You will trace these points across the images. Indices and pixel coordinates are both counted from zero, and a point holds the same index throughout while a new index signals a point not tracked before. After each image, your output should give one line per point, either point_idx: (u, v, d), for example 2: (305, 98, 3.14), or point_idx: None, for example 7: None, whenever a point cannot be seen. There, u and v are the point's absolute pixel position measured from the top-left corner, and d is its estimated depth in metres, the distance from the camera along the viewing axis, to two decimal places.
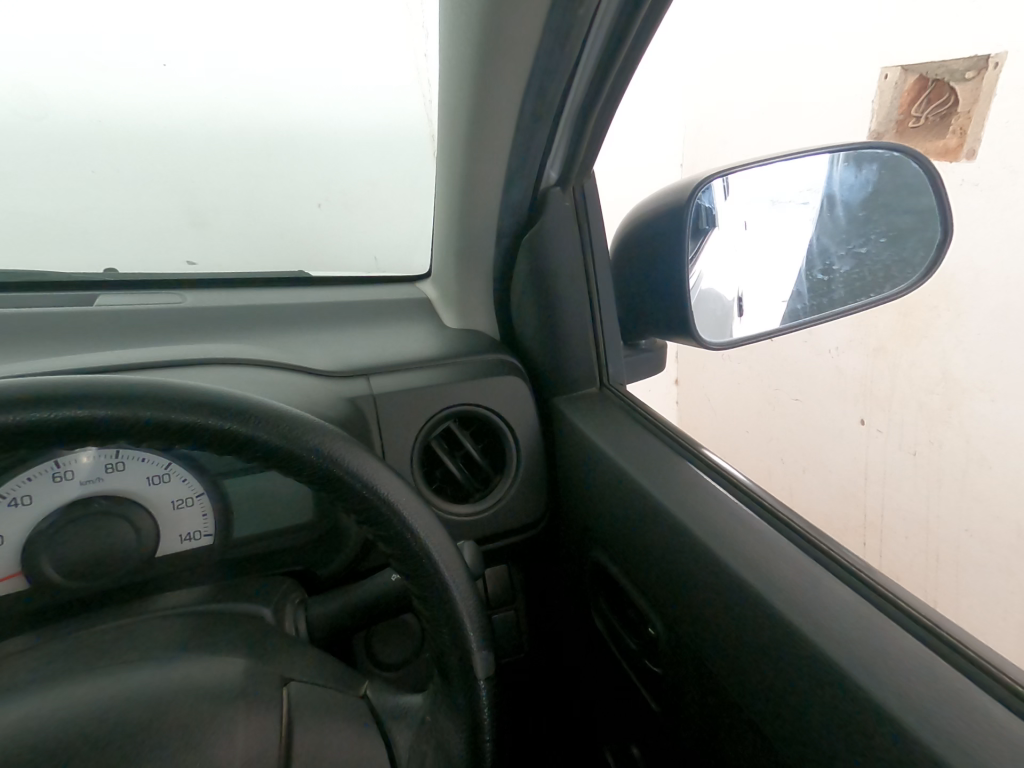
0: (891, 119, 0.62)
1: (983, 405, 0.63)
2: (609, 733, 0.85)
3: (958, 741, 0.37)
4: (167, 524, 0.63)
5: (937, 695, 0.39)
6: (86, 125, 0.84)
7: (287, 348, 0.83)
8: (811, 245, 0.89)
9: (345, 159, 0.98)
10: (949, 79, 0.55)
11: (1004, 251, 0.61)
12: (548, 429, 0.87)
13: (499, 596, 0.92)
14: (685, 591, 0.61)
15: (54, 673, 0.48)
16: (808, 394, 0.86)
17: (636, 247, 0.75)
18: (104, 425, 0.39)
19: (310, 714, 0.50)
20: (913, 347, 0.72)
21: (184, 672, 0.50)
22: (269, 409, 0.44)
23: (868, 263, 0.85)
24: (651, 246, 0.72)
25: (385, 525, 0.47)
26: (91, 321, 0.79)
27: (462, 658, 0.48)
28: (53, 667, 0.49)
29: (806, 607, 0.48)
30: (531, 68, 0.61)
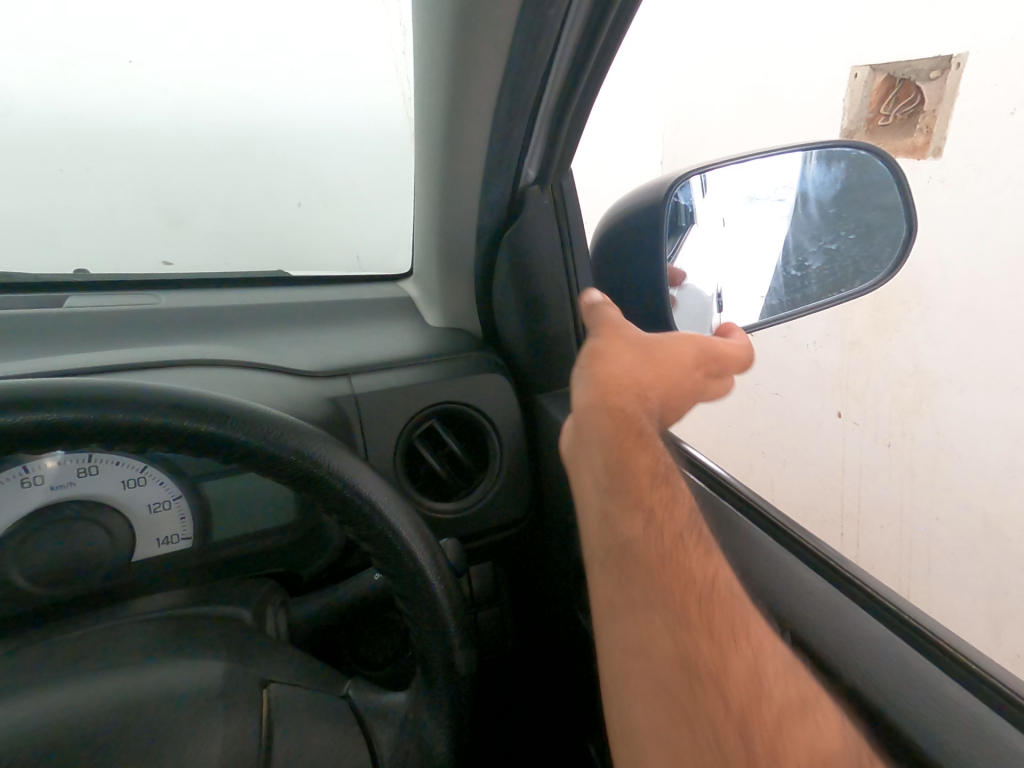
0: (861, 117, 0.66)
1: (953, 396, 0.68)
2: (590, 724, 0.85)
3: (925, 711, 0.41)
4: (142, 528, 0.61)
5: (903, 671, 0.44)
6: (53, 121, 0.80)
7: (266, 349, 0.81)
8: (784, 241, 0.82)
9: (319, 155, 0.95)
10: (916, 79, 0.60)
11: (971, 246, 0.65)
12: (530, 425, 0.87)
13: (482, 593, 0.91)
14: None
15: (26, 681, 0.47)
16: (788, 387, 0.88)
17: (612, 247, 0.76)
18: (76, 428, 0.38)
19: (292, 714, 0.50)
20: (886, 341, 0.76)
21: (161, 675, 0.49)
22: (245, 409, 0.44)
23: (831, 257, 0.83)
24: (628, 246, 0.73)
25: (367, 525, 0.47)
26: (62, 323, 0.77)
27: (443, 655, 0.49)
28: (25, 674, 0.47)
29: (772, 587, 0.55)
30: (508, 66, 0.61)
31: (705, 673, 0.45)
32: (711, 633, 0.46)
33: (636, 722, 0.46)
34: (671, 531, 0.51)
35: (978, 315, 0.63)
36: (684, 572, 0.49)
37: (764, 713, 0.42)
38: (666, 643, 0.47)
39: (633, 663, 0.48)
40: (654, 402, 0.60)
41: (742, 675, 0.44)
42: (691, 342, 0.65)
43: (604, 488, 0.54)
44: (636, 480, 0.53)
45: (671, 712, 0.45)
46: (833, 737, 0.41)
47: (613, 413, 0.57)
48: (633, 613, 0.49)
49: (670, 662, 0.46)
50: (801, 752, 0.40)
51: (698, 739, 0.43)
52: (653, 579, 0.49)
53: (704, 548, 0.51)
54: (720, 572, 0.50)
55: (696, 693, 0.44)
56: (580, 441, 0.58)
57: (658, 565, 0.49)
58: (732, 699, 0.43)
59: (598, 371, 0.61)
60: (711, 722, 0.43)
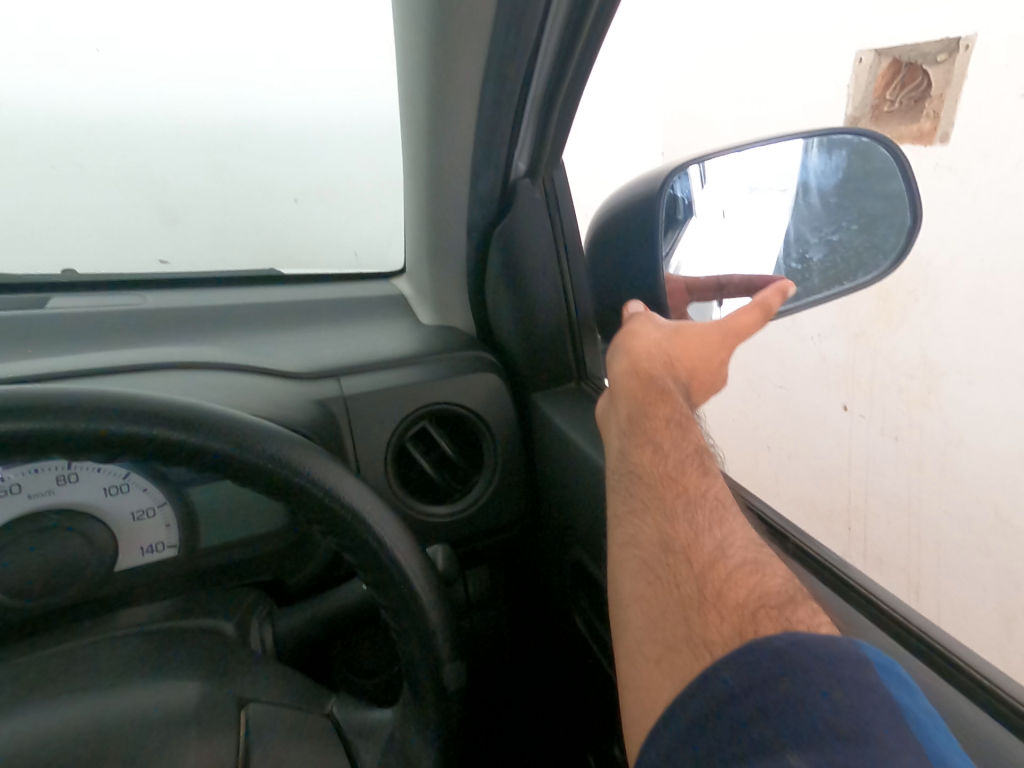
0: (867, 102, 0.63)
1: (963, 386, 0.66)
2: (591, 733, 0.83)
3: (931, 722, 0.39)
4: (126, 536, 0.60)
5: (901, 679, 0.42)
6: (33, 117, 0.78)
7: (253, 350, 0.79)
8: (786, 231, 0.75)
9: (312, 151, 0.92)
10: (922, 63, 0.58)
11: (979, 233, 0.63)
12: (526, 425, 0.85)
13: (478, 599, 0.89)
14: None
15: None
16: (791, 380, 0.85)
17: (601, 245, 0.73)
18: (38, 439, 0.36)
19: (269, 735, 0.49)
20: (894, 330, 0.74)
21: (137, 697, 0.48)
22: (216, 415, 0.41)
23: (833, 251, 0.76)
24: (618, 247, 0.71)
25: (351, 535, 0.45)
26: (45, 324, 0.76)
27: (430, 670, 0.47)
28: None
29: None
30: (497, 49, 0.59)
31: (675, 545, 0.42)
32: (690, 517, 0.44)
33: (619, 606, 0.44)
34: (673, 455, 0.50)
35: (988, 301, 0.62)
36: (676, 480, 0.47)
37: (722, 569, 0.39)
38: (647, 530, 0.45)
39: (622, 554, 0.46)
40: (680, 374, 0.61)
41: (709, 543, 0.41)
42: (728, 327, 0.62)
43: (624, 434, 0.57)
44: (651, 423, 0.55)
45: (645, 587, 0.42)
46: (789, 587, 0.37)
47: (638, 375, 0.60)
48: (629, 518, 0.48)
49: (648, 542, 0.44)
50: (751, 594, 0.37)
51: (663, 601, 0.40)
52: (648, 489, 0.49)
53: (703, 467, 0.48)
54: (716, 483, 0.47)
55: (665, 567, 0.42)
56: (613, 402, 0.62)
57: (653, 477, 0.49)
58: (695, 561, 0.40)
59: (628, 344, 0.63)
60: (674, 581, 0.41)
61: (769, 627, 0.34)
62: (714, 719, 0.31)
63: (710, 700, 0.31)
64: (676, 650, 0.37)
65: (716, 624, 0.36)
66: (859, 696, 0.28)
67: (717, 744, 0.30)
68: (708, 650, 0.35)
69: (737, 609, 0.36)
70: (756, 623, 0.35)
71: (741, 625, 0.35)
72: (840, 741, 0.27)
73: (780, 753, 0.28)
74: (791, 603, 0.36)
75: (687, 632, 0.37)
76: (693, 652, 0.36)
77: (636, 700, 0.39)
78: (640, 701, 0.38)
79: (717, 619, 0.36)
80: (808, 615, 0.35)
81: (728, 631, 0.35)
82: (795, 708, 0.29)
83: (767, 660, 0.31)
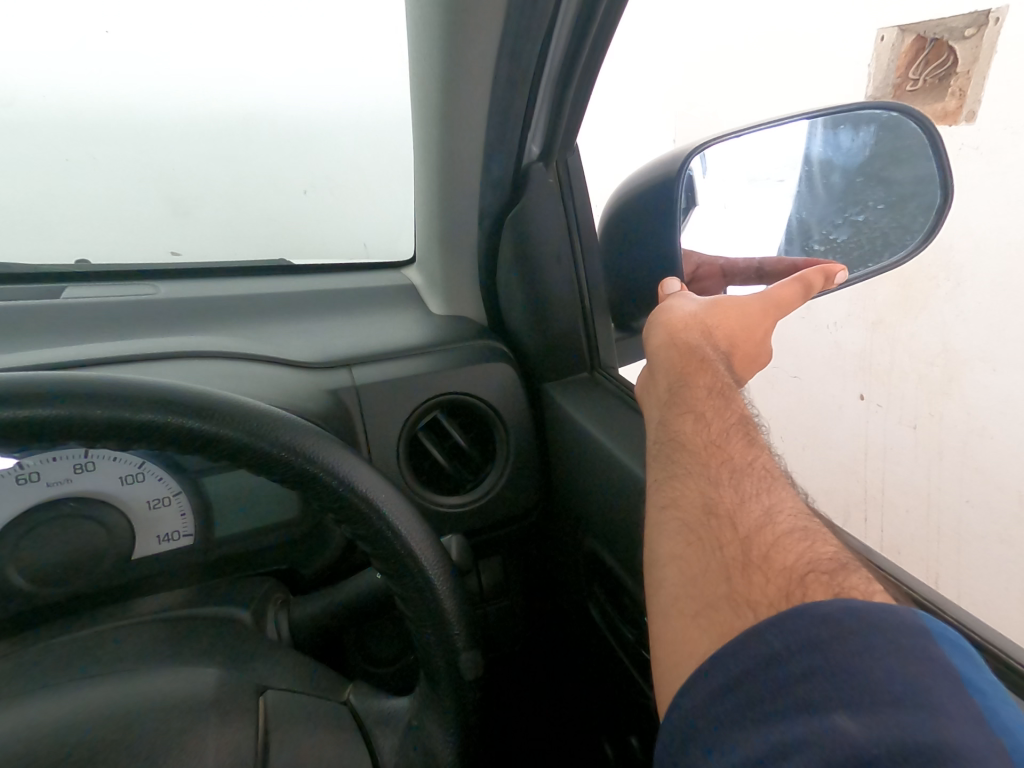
0: (888, 83, 0.60)
1: (986, 374, 0.64)
2: (605, 722, 0.83)
3: None
4: (143, 525, 0.60)
5: None
6: (44, 107, 0.77)
7: (265, 340, 0.79)
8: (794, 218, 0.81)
9: (321, 140, 0.91)
10: (948, 39, 0.54)
11: (1007, 214, 0.61)
12: (539, 415, 0.85)
13: (492, 589, 0.89)
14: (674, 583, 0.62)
15: (14, 691, 0.47)
16: (806, 369, 0.85)
17: (621, 220, 0.73)
18: (53, 426, 0.36)
19: (287, 721, 0.49)
20: (912, 318, 0.71)
21: (163, 682, 0.49)
22: (231, 404, 0.41)
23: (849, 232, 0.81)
24: (639, 223, 0.70)
25: (365, 523, 0.44)
26: (60, 314, 0.76)
27: (448, 658, 0.47)
28: (13, 684, 0.48)
29: None
30: (508, 22, 0.58)
31: (719, 508, 0.41)
32: (736, 484, 0.43)
33: (653, 565, 0.42)
34: (716, 423, 0.50)
35: (1013, 287, 0.58)
36: (719, 447, 0.47)
37: (769, 534, 0.37)
38: (688, 494, 0.44)
39: (661, 515, 0.44)
40: (720, 342, 0.62)
41: (756, 509, 0.40)
42: (768, 299, 0.64)
43: (664, 404, 0.56)
44: (692, 394, 0.55)
45: (683, 546, 0.40)
46: (843, 554, 0.35)
47: (677, 347, 0.61)
48: (668, 481, 0.46)
49: (690, 504, 0.43)
50: (801, 558, 0.35)
51: (704, 560, 0.38)
52: (690, 455, 0.48)
53: (747, 435, 0.48)
54: (763, 455, 0.46)
55: (706, 528, 0.40)
56: (650, 377, 0.63)
57: (696, 443, 0.48)
58: (740, 526, 0.39)
59: (667, 319, 0.65)
60: (716, 541, 0.39)
61: (818, 591, 0.32)
62: (752, 679, 0.29)
63: (750, 659, 0.29)
64: (718, 610, 0.35)
65: (760, 587, 0.34)
66: (913, 662, 0.26)
67: (755, 705, 0.28)
68: (750, 610, 0.33)
69: (785, 572, 0.34)
70: (805, 587, 0.33)
71: (788, 588, 0.33)
72: (893, 707, 0.25)
73: (825, 714, 0.26)
74: (842, 571, 0.33)
75: (728, 592, 0.35)
76: (735, 612, 0.34)
77: (667, 658, 0.36)
78: (672, 661, 0.36)
79: (763, 582, 0.34)
80: (864, 582, 0.33)
81: (773, 593, 0.33)
82: (843, 673, 0.27)
83: (809, 624, 0.29)
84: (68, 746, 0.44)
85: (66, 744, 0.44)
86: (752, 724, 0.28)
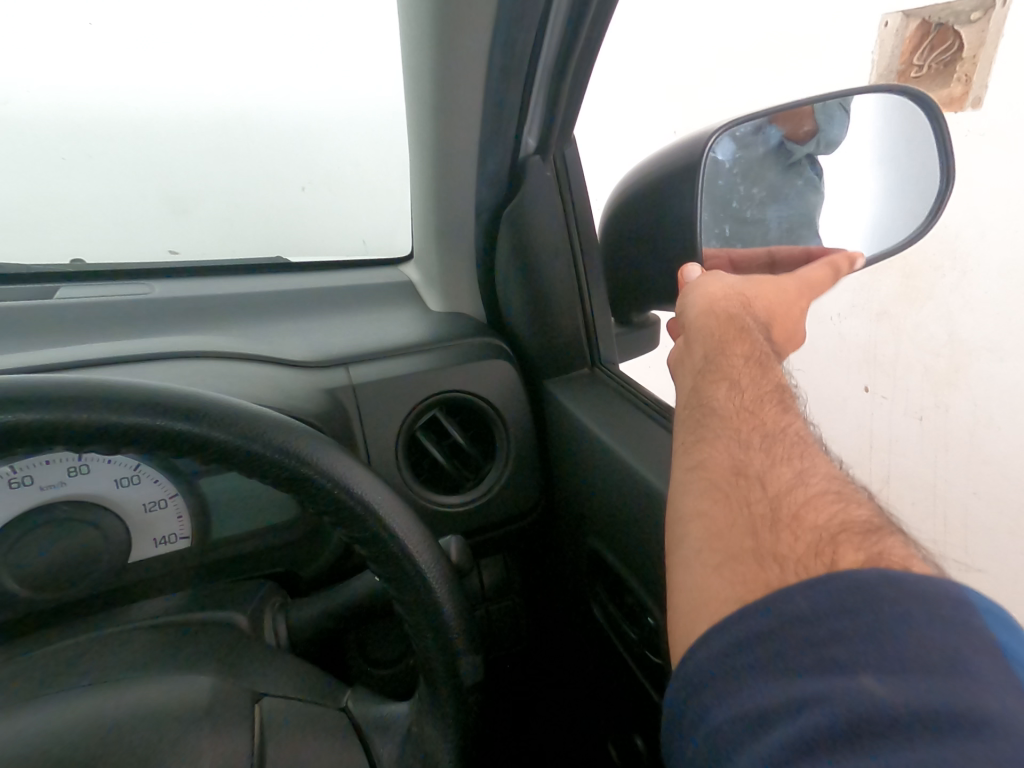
0: (892, 69, 0.62)
1: (991, 364, 0.64)
2: (609, 723, 0.83)
3: None
4: (139, 527, 0.60)
5: None
6: (37, 106, 0.76)
7: (261, 339, 0.78)
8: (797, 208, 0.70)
9: (318, 138, 0.90)
10: (954, 23, 0.54)
11: (1013, 202, 0.60)
12: (539, 410, 0.84)
13: (494, 588, 0.88)
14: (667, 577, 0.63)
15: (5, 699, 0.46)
16: (809, 362, 0.80)
17: (641, 209, 0.69)
18: (38, 430, 0.35)
19: (284, 727, 0.49)
20: (917, 308, 0.69)
21: (154, 690, 0.48)
22: (223, 405, 0.40)
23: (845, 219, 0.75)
24: (653, 207, 0.67)
25: (360, 526, 0.44)
26: (55, 314, 0.75)
27: (446, 660, 0.46)
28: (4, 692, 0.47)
29: None
30: (502, 4, 0.56)
31: (748, 469, 0.41)
32: (767, 449, 0.42)
33: (675, 521, 0.41)
34: (751, 390, 0.49)
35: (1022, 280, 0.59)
36: (752, 413, 0.46)
37: (800, 494, 0.37)
38: (717, 456, 0.43)
39: (686, 478, 0.43)
40: (759, 312, 0.60)
41: (787, 471, 0.39)
42: (803, 281, 0.66)
43: (697, 372, 0.55)
44: (728, 362, 0.53)
45: (711, 505, 0.39)
46: (877, 518, 0.35)
47: (718, 316, 0.58)
48: (694, 445, 0.46)
49: (718, 466, 0.42)
50: (833, 519, 0.34)
51: (731, 517, 0.37)
52: (721, 420, 0.47)
53: (782, 402, 0.47)
54: (796, 423, 0.45)
55: (734, 487, 0.40)
56: (687, 345, 0.59)
57: (728, 409, 0.47)
58: (769, 486, 0.38)
59: (702, 293, 0.62)
60: (744, 501, 0.38)
61: (852, 549, 0.31)
62: (780, 636, 0.28)
63: (770, 619, 0.29)
64: (739, 561, 0.34)
65: (788, 545, 0.34)
66: (950, 634, 0.25)
67: (781, 657, 0.28)
68: (778, 565, 0.33)
69: (815, 529, 0.34)
70: (837, 546, 0.32)
71: (817, 545, 0.33)
72: (926, 674, 0.24)
73: (852, 674, 0.26)
74: (879, 534, 0.33)
75: (754, 546, 0.35)
76: (759, 565, 0.33)
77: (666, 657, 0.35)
78: (693, 614, 0.34)
79: (790, 538, 0.34)
80: (901, 549, 0.32)
81: (802, 549, 0.33)
82: (874, 637, 0.26)
83: (844, 595, 0.28)
84: (56, 755, 0.43)
85: (55, 753, 0.43)
86: (767, 674, 0.28)
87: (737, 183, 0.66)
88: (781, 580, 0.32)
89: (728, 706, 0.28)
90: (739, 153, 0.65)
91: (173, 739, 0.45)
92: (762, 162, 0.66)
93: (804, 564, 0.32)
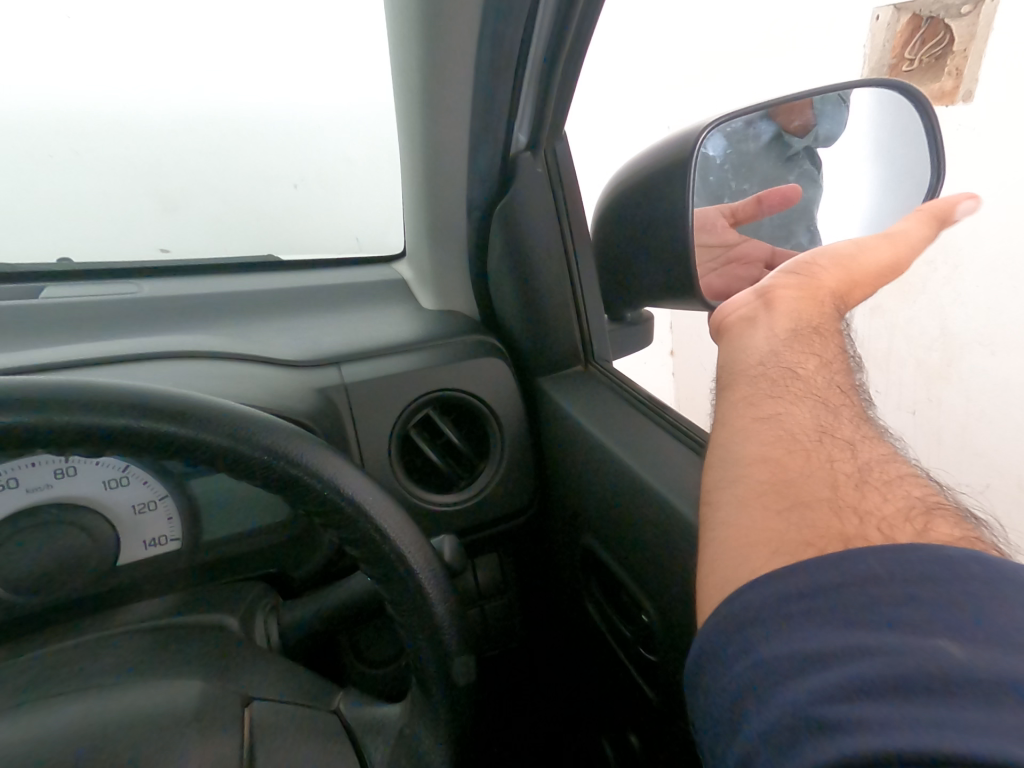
0: (884, 63, 0.55)
1: (983, 358, 0.60)
2: (603, 720, 0.83)
3: None
4: (128, 529, 0.59)
5: None
6: (23, 103, 0.75)
7: (250, 338, 0.77)
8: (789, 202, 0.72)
9: (308, 135, 0.89)
10: (944, 17, 0.49)
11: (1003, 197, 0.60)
12: (532, 409, 0.83)
13: (489, 586, 0.88)
14: (658, 576, 0.63)
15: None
16: None
17: (634, 210, 0.69)
18: (21, 433, 0.34)
19: (272, 729, 0.49)
20: (911, 302, 0.70)
21: (141, 695, 0.47)
22: (211, 406, 0.40)
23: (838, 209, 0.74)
24: (639, 205, 0.68)
25: (350, 529, 0.43)
26: (39, 314, 0.74)
27: (437, 662, 0.46)
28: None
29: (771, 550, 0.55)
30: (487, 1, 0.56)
31: (836, 432, 0.41)
32: (854, 422, 0.43)
33: (730, 462, 0.41)
34: (840, 373, 0.50)
35: (1012, 267, 0.56)
36: (842, 392, 0.47)
37: (892, 468, 0.38)
38: (800, 414, 0.43)
39: (750, 422, 0.43)
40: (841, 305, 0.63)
41: (880, 447, 0.41)
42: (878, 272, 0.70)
43: (784, 336, 0.55)
44: (821, 342, 0.53)
45: (782, 450, 0.39)
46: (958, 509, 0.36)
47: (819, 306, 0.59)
48: (767, 399, 0.45)
49: (800, 421, 0.42)
50: (926, 495, 0.36)
51: (804, 458, 0.38)
52: (805, 383, 0.47)
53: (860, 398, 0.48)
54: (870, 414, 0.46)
55: (814, 440, 0.40)
56: (766, 309, 0.60)
57: (817, 378, 0.48)
58: (859, 452, 0.39)
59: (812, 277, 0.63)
60: (825, 454, 0.39)
61: (943, 524, 0.33)
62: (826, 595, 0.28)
63: (781, 595, 0.29)
64: (814, 507, 0.34)
65: (877, 501, 0.34)
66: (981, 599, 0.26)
67: (836, 610, 0.27)
68: (859, 514, 0.33)
69: (908, 498, 0.35)
70: (929, 518, 0.33)
71: (909, 511, 0.34)
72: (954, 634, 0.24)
73: (877, 630, 0.26)
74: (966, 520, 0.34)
75: (832, 495, 0.35)
76: (834, 512, 0.34)
77: None
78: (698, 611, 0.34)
79: (880, 497, 0.35)
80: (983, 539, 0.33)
81: (891, 508, 0.34)
82: (920, 599, 0.26)
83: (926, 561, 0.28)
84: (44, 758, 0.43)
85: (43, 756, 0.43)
86: (804, 628, 0.27)
87: (727, 177, 0.71)
88: (862, 530, 0.32)
89: (748, 665, 0.28)
90: (732, 148, 0.69)
91: (162, 741, 0.45)
92: (753, 156, 0.70)
93: (892, 522, 0.32)
